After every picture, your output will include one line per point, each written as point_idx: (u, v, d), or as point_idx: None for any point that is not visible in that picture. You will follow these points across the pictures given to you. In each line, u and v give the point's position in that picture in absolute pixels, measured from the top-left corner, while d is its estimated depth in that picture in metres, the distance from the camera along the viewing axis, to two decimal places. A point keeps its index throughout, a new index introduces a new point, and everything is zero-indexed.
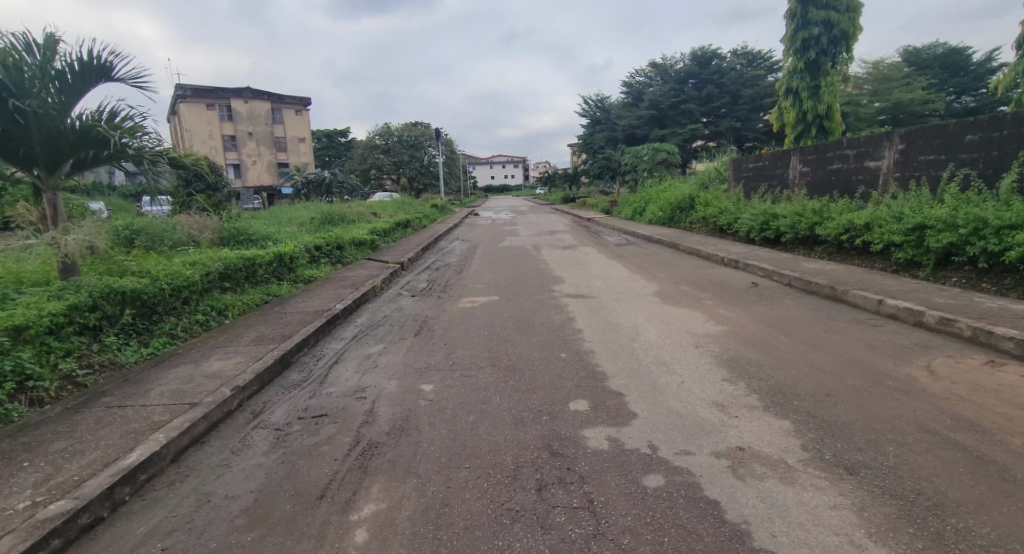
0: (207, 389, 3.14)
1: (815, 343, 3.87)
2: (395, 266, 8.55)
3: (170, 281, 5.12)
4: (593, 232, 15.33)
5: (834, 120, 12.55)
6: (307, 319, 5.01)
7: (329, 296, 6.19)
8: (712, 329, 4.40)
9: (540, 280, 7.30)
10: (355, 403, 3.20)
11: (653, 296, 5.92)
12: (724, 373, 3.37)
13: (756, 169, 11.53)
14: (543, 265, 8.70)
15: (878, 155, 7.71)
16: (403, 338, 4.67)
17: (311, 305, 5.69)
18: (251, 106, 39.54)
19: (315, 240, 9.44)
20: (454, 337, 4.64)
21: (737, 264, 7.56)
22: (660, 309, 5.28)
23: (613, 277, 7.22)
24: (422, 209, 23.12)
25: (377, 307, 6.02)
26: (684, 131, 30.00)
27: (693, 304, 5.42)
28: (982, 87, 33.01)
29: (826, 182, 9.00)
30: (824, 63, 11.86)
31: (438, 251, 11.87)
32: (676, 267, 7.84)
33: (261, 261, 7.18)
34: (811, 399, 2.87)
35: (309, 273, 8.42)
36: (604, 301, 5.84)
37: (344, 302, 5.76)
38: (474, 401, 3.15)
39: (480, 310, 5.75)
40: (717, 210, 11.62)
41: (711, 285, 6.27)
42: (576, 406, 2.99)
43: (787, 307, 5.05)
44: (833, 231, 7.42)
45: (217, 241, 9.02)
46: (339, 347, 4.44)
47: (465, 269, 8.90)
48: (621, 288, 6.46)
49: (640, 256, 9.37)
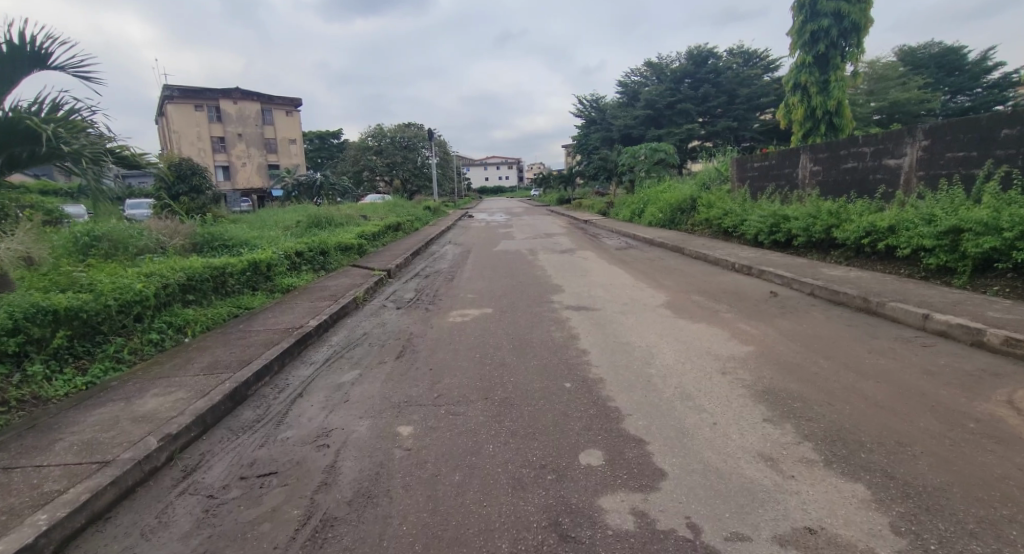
0: (128, 440, 2.51)
1: (862, 368, 3.31)
2: (380, 274, 7.94)
3: (117, 296, 4.48)
4: (592, 234, 14.81)
5: (844, 117, 12.12)
6: (273, 339, 4.39)
7: (304, 309, 5.57)
8: (737, 350, 3.83)
9: (538, 289, 6.72)
10: (315, 455, 2.59)
11: (663, 308, 5.35)
12: (763, 411, 2.79)
13: (761, 168, 11.02)
14: (540, 272, 8.14)
15: (899, 152, 7.20)
16: (383, 362, 4.07)
17: (282, 321, 5.06)
18: (240, 107, 38.78)
19: (296, 245, 8.81)
20: (441, 360, 4.04)
21: (750, 270, 7.01)
22: (673, 323, 4.71)
23: (616, 285, 6.65)
24: (415, 211, 22.50)
25: (356, 322, 5.41)
26: (681, 131, 29.61)
27: (709, 318, 4.85)
28: (977, 86, 32.85)
29: (840, 182, 8.49)
30: (834, 57, 11.40)
31: (429, 256, 11.26)
32: (684, 274, 7.28)
33: (232, 270, 6.56)
34: (883, 451, 2.29)
35: (288, 281, 7.80)
36: (610, 314, 5.26)
37: (319, 317, 5.13)
38: (462, 452, 2.54)
39: (471, 325, 5.15)
40: (722, 212, 11.09)
41: (726, 295, 5.72)
42: (587, 459, 2.40)
43: (816, 321, 4.50)
44: (854, 234, 6.88)
45: (190, 247, 8.38)
46: (308, 374, 3.83)
47: (457, 275, 8.30)
48: (627, 298, 5.89)
49: (643, 261, 8.82)
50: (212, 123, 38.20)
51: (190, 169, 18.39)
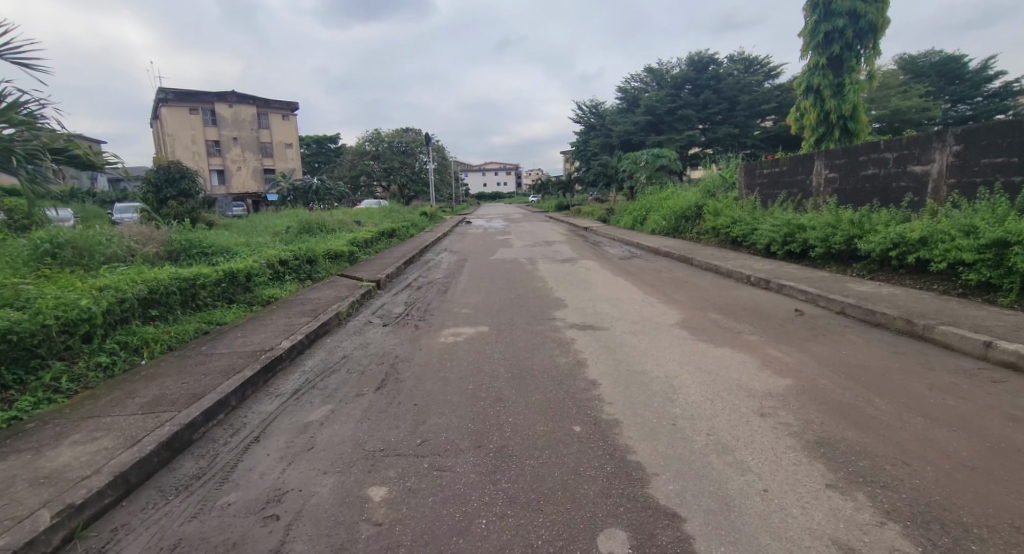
0: (12, 517, 1.93)
1: (928, 411, 2.77)
2: (368, 285, 7.39)
3: (59, 314, 3.91)
4: (593, 242, 14.30)
5: (859, 122, 11.67)
6: (236, 364, 3.82)
7: (280, 326, 5.02)
8: (773, 384, 3.28)
9: (538, 304, 6.16)
10: (259, 532, 2.02)
11: (679, 329, 4.80)
12: (822, 472, 2.23)
13: (771, 175, 10.53)
14: (540, 283, 7.60)
15: (926, 158, 6.73)
16: (361, 394, 3.50)
17: (252, 341, 4.49)
18: (236, 110, 38.27)
19: (279, 253, 8.26)
20: (428, 393, 3.47)
21: (767, 284, 6.47)
22: (693, 348, 4.16)
23: (624, 300, 6.10)
24: (410, 216, 21.93)
25: (336, 342, 4.84)
26: (681, 138, 29.29)
27: (732, 342, 4.30)
28: (977, 95, 32.64)
29: (859, 189, 8.01)
30: (849, 59, 10.98)
31: (423, 264, 10.73)
32: (696, 288, 6.74)
33: (203, 282, 6.00)
34: (1000, 540, 1.72)
35: (269, 293, 7.24)
36: (619, 335, 4.70)
37: (293, 337, 4.57)
38: (446, 532, 1.97)
39: (464, 346, 4.59)
40: (730, 221, 10.58)
41: (746, 314, 5.18)
42: (608, 545, 1.84)
43: (856, 347, 3.95)
44: (879, 246, 6.37)
45: (164, 254, 7.82)
46: (272, 411, 3.26)
47: (451, 287, 7.76)
48: (637, 316, 5.34)
49: (650, 272, 8.31)
50: (207, 126, 37.70)
51: (179, 172, 17.67)
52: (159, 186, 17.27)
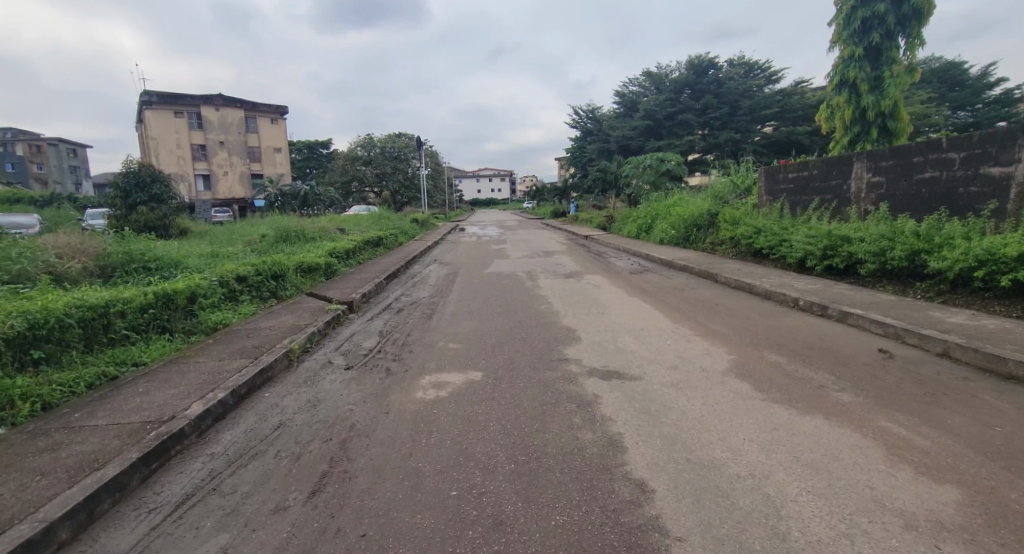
0: None
1: None
2: (338, 309, 6.13)
3: None
4: (597, 252, 13.15)
5: (899, 120, 10.63)
6: (103, 450, 2.54)
7: (201, 375, 3.73)
8: (935, 501, 2.04)
9: (543, 337, 4.92)
10: None
11: (738, 381, 3.55)
12: None
13: (798, 180, 9.39)
14: (543, 305, 6.41)
15: (1007, 159, 5.69)
16: (284, 508, 2.24)
17: (153, 401, 3.21)
18: (222, 113, 36.87)
19: (234, 269, 7.01)
20: (387, 509, 2.21)
21: (823, 310, 5.30)
22: (770, 418, 2.92)
23: (651, 334, 4.87)
24: (401, 223, 20.77)
25: (275, 398, 3.57)
26: (681, 143, 28.43)
27: (821, 405, 3.08)
28: (978, 102, 31.91)
29: (913, 195, 6.91)
30: (889, 49, 10.02)
31: (408, 280, 9.49)
32: (735, 314, 5.55)
33: (118, 309, 4.74)
34: None
35: (217, 317, 6.00)
36: (657, 389, 3.47)
37: (211, 394, 3.30)
38: None
39: (449, 406, 3.35)
40: (753, 231, 9.43)
41: (818, 357, 3.97)
42: None
43: (1008, 418, 2.75)
44: (960, 263, 5.23)
45: (95, 270, 6.53)
46: (125, 550, 1.98)
47: (438, 309, 6.52)
48: (674, 358, 4.13)
49: (670, 291, 7.14)
50: (192, 130, 36.34)
51: (151, 176, 16.08)
52: (129, 191, 15.65)
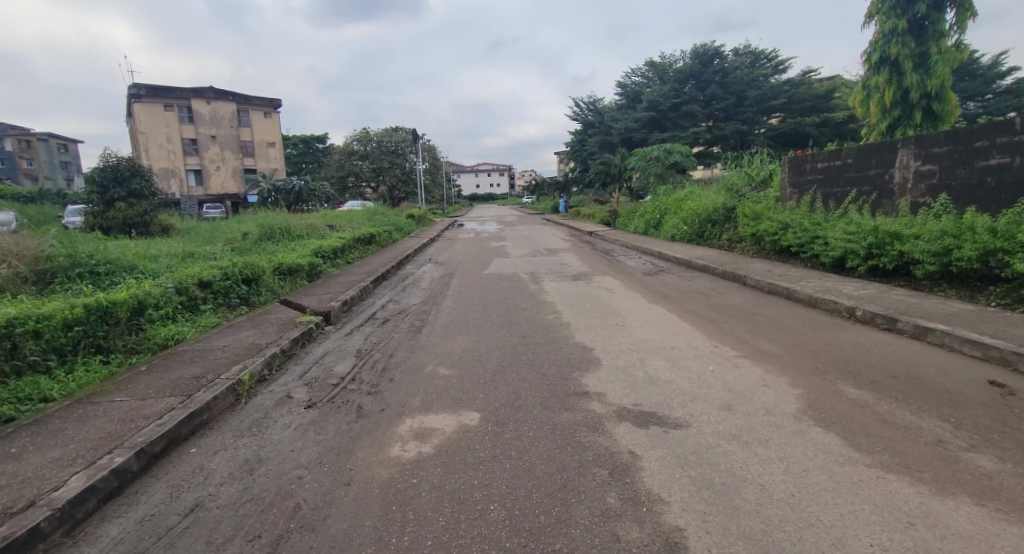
0: None
1: None
2: (309, 322, 5.21)
3: None
4: (604, 250, 12.23)
5: (944, 103, 9.89)
6: None
7: (106, 425, 2.81)
8: None
9: (553, 360, 4.01)
10: None
11: (821, 433, 2.64)
12: None
13: (829, 170, 8.48)
14: (551, 315, 5.50)
15: None
16: None
17: (20, 471, 2.31)
18: (213, 107, 35.76)
19: (195, 273, 6.08)
20: None
21: (891, 322, 4.39)
22: (894, 504, 2.01)
23: (687, 356, 3.96)
24: (396, 220, 19.86)
25: (201, 458, 2.65)
26: (686, 134, 27.48)
27: (957, 477, 2.18)
28: (989, 92, 30.86)
29: (979, 183, 6.01)
30: (935, 22, 9.29)
31: (399, 283, 8.57)
32: (782, 328, 4.64)
33: (30, 327, 3.83)
34: None
35: (170, 330, 5.09)
36: (715, 446, 2.57)
37: (107, 460, 2.39)
38: None
39: (436, 473, 2.43)
40: (779, 226, 8.52)
41: (912, 392, 3.07)
42: None
43: None
44: None
45: (29, 276, 5.61)
46: None
47: (429, 320, 5.60)
48: (724, 393, 3.22)
49: (695, 297, 6.23)
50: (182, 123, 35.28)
51: (130, 169, 14.96)
52: (106, 186, 14.50)
